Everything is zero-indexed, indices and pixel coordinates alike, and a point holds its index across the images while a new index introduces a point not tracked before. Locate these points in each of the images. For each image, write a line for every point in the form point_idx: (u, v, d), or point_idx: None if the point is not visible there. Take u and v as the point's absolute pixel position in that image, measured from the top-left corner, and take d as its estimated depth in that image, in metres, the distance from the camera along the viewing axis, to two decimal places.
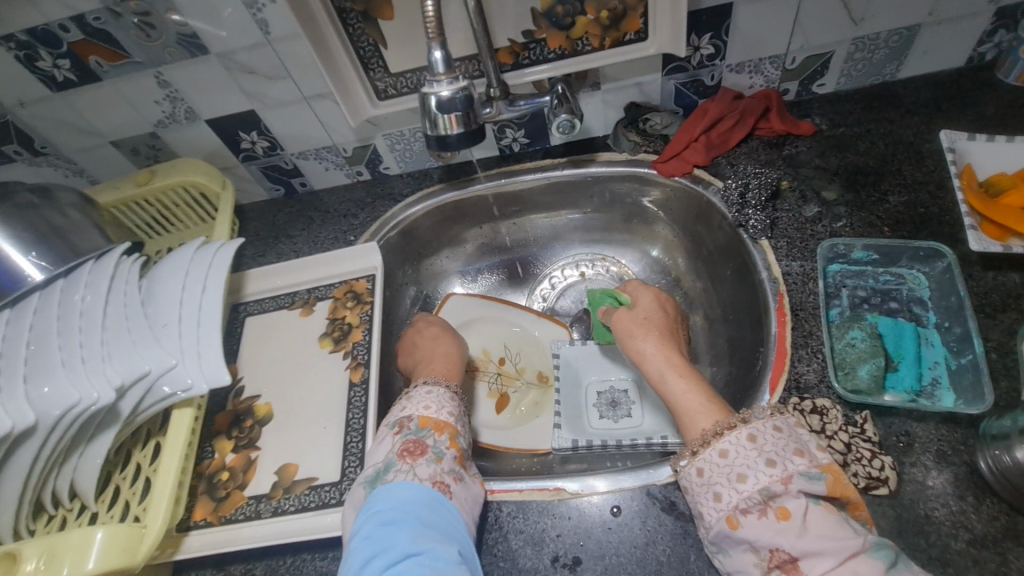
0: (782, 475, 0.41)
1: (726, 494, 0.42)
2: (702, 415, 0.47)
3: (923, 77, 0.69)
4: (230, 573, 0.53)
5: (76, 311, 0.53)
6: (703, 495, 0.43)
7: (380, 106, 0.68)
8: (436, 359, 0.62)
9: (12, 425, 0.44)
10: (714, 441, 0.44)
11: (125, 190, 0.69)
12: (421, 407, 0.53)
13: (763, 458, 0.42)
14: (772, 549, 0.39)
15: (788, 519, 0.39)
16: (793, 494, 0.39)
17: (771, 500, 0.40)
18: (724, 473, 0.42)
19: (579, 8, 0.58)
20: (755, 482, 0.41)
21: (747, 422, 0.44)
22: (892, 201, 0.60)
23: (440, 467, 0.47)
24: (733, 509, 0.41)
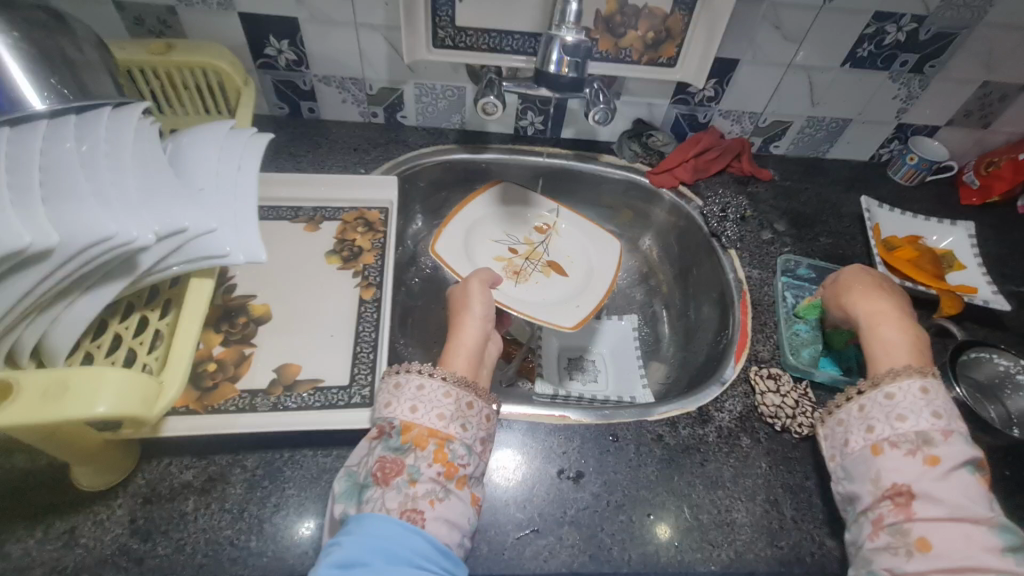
0: (942, 428, 0.46)
1: (882, 428, 0.48)
2: (905, 357, 0.52)
3: (842, 160, 0.91)
4: (215, 462, 0.50)
5: (97, 149, 0.48)
6: (855, 423, 0.50)
7: (434, 54, 0.71)
8: (455, 346, 0.57)
9: (34, 243, 0.39)
10: (882, 382, 0.50)
11: (134, 54, 0.63)
12: (405, 411, 0.49)
13: (929, 409, 0.47)
14: (896, 482, 0.45)
15: (933, 465, 0.44)
16: (947, 445, 0.45)
17: (925, 445, 0.46)
18: (885, 410, 0.49)
19: (634, 23, 0.69)
20: (912, 423, 0.47)
21: (924, 375, 0.50)
22: (822, 241, 0.78)
23: (412, 492, 0.45)
24: (881, 440, 0.47)
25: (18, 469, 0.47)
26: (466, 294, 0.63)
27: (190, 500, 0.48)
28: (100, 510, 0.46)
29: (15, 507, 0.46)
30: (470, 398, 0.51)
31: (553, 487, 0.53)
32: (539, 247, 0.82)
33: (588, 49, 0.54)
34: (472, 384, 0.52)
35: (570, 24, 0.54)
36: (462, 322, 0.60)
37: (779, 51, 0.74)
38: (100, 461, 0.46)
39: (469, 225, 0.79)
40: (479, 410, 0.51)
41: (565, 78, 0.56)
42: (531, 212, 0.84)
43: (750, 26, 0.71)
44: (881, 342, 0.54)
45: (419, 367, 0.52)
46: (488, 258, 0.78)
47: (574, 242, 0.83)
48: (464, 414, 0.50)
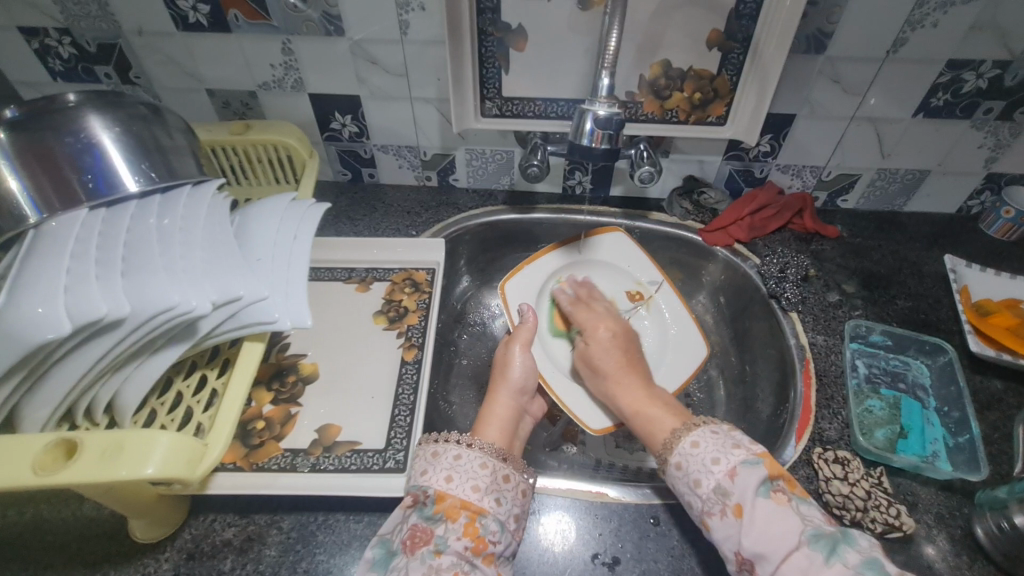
0: (728, 470, 0.46)
1: (695, 503, 0.47)
2: (666, 421, 0.56)
3: (923, 214, 0.84)
4: (254, 521, 0.52)
5: (172, 226, 0.53)
6: (685, 489, 0.48)
7: (481, 122, 0.74)
8: (486, 416, 0.58)
9: (108, 314, 0.44)
10: (681, 437, 0.50)
11: (218, 134, 0.72)
12: (440, 480, 0.48)
13: (709, 458, 0.48)
14: (736, 551, 0.44)
15: (740, 515, 0.44)
16: (740, 487, 0.45)
17: (727, 499, 0.45)
18: (699, 462, 0.48)
19: (679, 84, 0.69)
20: (708, 485, 0.47)
21: (698, 429, 0.51)
22: (899, 303, 0.71)
23: (437, 563, 0.44)
24: (702, 514, 0.46)
25: (86, 516, 0.51)
26: (506, 360, 0.64)
27: (228, 560, 0.50)
28: (149, 563, 0.49)
29: (80, 553, 0.49)
30: (507, 471, 0.51)
31: (586, 574, 0.50)
32: (620, 314, 0.78)
33: (621, 120, 0.55)
34: (506, 456, 0.52)
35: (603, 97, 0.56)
36: (498, 391, 0.61)
37: (840, 104, 0.70)
38: (152, 516, 0.49)
39: (548, 275, 0.78)
40: (515, 483, 0.50)
41: (597, 149, 0.57)
42: (633, 275, 0.80)
43: (806, 82, 0.68)
44: (638, 414, 0.59)
45: (458, 437, 0.51)
46: (554, 312, 0.77)
47: (655, 325, 0.78)
48: (499, 487, 0.49)
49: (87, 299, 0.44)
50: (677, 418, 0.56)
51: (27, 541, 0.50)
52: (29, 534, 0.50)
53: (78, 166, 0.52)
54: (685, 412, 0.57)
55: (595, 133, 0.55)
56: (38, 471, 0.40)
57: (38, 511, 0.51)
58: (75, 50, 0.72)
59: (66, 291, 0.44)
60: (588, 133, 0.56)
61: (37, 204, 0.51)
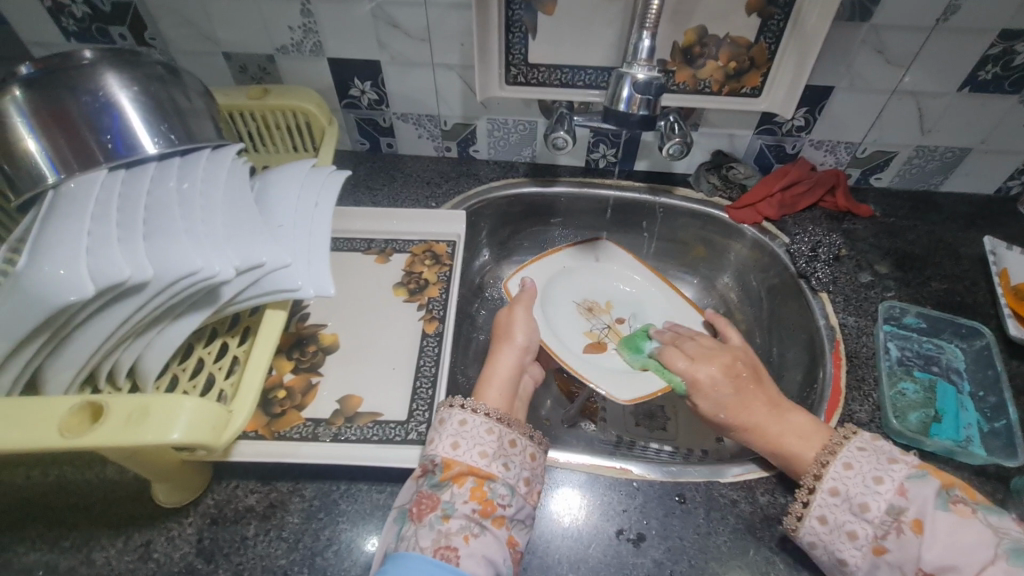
0: (898, 484, 0.43)
1: (859, 529, 0.43)
2: (806, 447, 0.49)
3: (960, 194, 0.81)
4: (276, 489, 0.52)
5: (192, 190, 0.52)
6: (835, 540, 0.44)
7: (506, 90, 0.72)
8: (488, 378, 0.56)
9: (131, 277, 0.43)
10: (831, 458, 0.46)
11: (236, 99, 0.70)
12: (447, 446, 0.48)
13: (870, 477, 0.44)
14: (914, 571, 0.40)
15: (921, 533, 0.40)
16: (917, 502, 0.41)
17: (901, 516, 0.41)
18: (844, 509, 0.44)
19: (714, 52, 0.66)
20: (878, 506, 0.42)
21: (851, 437, 0.47)
22: (933, 286, 0.69)
23: (446, 528, 0.43)
24: (874, 539, 0.42)
25: (110, 480, 0.51)
26: (510, 322, 0.63)
27: (251, 526, 0.49)
28: (172, 527, 0.49)
29: (104, 516, 0.49)
30: (514, 435, 0.49)
31: (610, 549, 0.49)
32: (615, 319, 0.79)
33: (661, 87, 0.53)
34: (510, 418, 0.50)
35: (643, 61, 0.53)
36: (500, 351, 0.60)
37: (881, 76, 0.67)
38: (176, 481, 0.48)
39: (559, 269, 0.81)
40: (523, 447, 0.49)
41: (634, 116, 0.55)
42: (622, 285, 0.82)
43: (847, 51, 0.65)
44: (779, 441, 0.51)
45: (461, 402, 0.50)
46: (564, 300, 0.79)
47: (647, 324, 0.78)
48: (507, 452, 0.49)
49: (110, 261, 0.43)
50: (812, 441, 0.49)
51: (51, 502, 0.50)
52: (53, 496, 0.50)
53: (95, 126, 0.51)
54: (822, 429, 0.50)
55: (633, 100, 0.54)
56: (64, 433, 0.39)
57: (62, 473, 0.51)
58: (90, 10, 0.70)
59: (88, 253, 0.43)
60: (626, 99, 0.54)
61: (55, 164, 0.50)
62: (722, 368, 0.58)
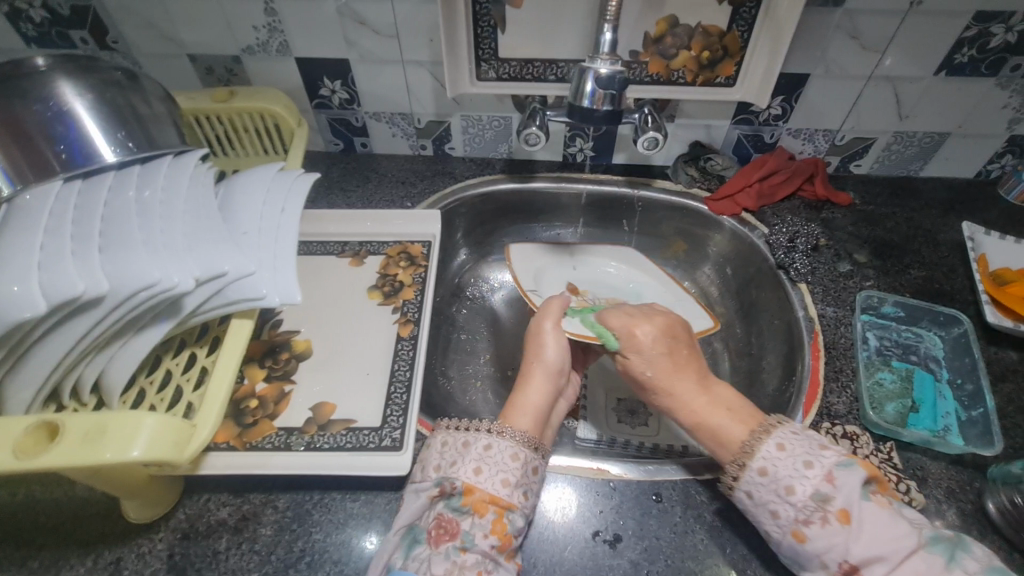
0: (826, 473, 0.41)
1: (784, 513, 0.42)
2: (733, 425, 0.47)
3: (940, 179, 0.80)
4: (249, 501, 0.51)
5: (152, 199, 0.51)
6: (760, 515, 0.44)
7: (478, 86, 0.71)
8: (515, 403, 0.53)
9: (85, 291, 0.42)
10: (756, 446, 0.44)
11: (201, 103, 0.68)
12: (469, 471, 0.46)
13: (800, 460, 0.43)
14: (840, 558, 0.40)
15: (847, 523, 0.40)
16: (841, 491, 0.40)
17: (827, 506, 0.41)
18: (771, 490, 0.43)
19: (687, 42, 0.65)
20: (803, 491, 0.42)
21: (776, 429, 0.45)
22: (912, 273, 0.69)
23: (462, 561, 0.42)
24: (795, 523, 0.41)
25: (79, 497, 0.50)
26: (539, 344, 0.59)
27: (223, 539, 0.49)
28: (143, 543, 0.48)
29: (73, 534, 0.49)
30: (536, 462, 0.49)
31: (587, 552, 0.49)
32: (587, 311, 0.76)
33: (625, 81, 0.52)
34: (539, 446, 0.50)
35: (605, 55, 0.52)
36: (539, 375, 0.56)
37: (857, 63, 0.66)
38: (144, 496, 0.48)
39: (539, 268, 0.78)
40: (542, 476, 0.49)
41: (600, 112, 0.54)
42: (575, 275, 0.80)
43: (822, 38, 0.64)
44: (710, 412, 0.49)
45: (489, 426, 0.49)
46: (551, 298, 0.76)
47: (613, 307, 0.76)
48: (528, 480, 0.48)
49: (63, 276, 0.42)
50: (741, 419, 0.47)
51: (19, 522, 0.49)
52: (21, 515, 0.49)
53: (50, 134, 0.49)
54: (755, 411, 0.48)
55: (598, 95, 0.53)
56: (20, 454, 0.39)
57: (30, 492, 0.51)
58: (47, 14, 0.68)
59: (40, 268, 0.42)
60: (590, 94, 0.53)
61: (8, 173, 0.47)
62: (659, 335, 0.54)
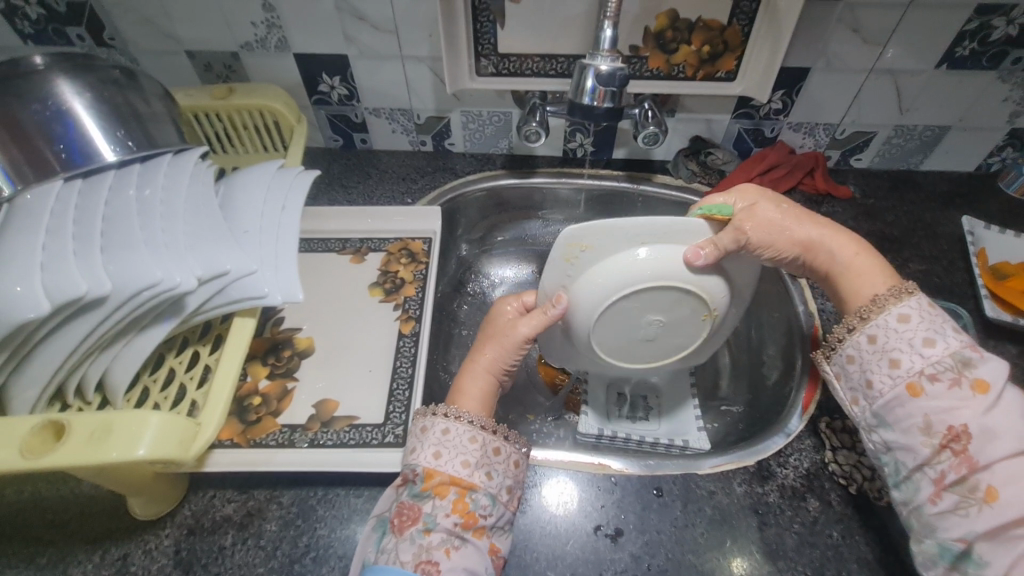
0: (970, 345, 0.45)
1: (914, 360, 0.45)
2: (875, 283, 0.50)
3: (941, 173, 0.80)
4: (253, 497, 0.51)
5: (153, 198, 0.51)
6: (876, 360, 0.47)
7: (477, 81, 0.70)
8: (460, 385, 0.54)
9: (88, 292, 0.42)
10: (891, 305, 0.47)
11: (200, 100, 0.68)
12: (429, 456, 0.47)
13: (947, 326, 0.46)
14: (949, 424, 0.43)
15: (982, 393, 0.42)
16: (986, 368, 0.43)
17: (965, 370, 0.44)
18: (904, 337, 0.46)
19: (687, 36, 0.64)
20: (944, 348, 0.45)
21: (917, 293, 0.48)
22: (912, 267, 0.69)
23: (427, 543, 0.43)
24: (918, 376, 0.45)
25: (86, 494, 0.51)
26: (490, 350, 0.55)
27: (228, 535, 0.49)
28: (149, 539, 0.49)
29: (80, 530, 0.49)
30: (497, 443, 0.49)
31: (588, 545, 0.49)
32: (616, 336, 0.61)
33: (625, 77, 0.52)
34: (492, 423, 0.49)
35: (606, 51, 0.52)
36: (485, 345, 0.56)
37: (858, 56, 0.66)
38: (149, 493, 0.48)
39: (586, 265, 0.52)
40: (507, 455, 0.49)
41: (599, 109, 0.54)
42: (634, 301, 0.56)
43: (822, 31, 0.63)
44: (852, 266, 0.52)
45: (444, 410, 0.49)
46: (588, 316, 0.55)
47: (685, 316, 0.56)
48: (490, 460, 0.48)
49: (66, 276, 0.42)
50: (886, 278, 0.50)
51: (26, 519, 0.50)
52: (28, 512, 0.50)
53: (49, 133, 0.49)
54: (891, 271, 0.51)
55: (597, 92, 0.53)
56: (26, 454, 0.39)
57: (37, 489, 0.51)
58: (44, 11, 0.68)
59: (42, 268, 0.42)
60: (590, 91, 0.54)
61: (8, 173, 0.47)
62: (759, 190, 0.55)
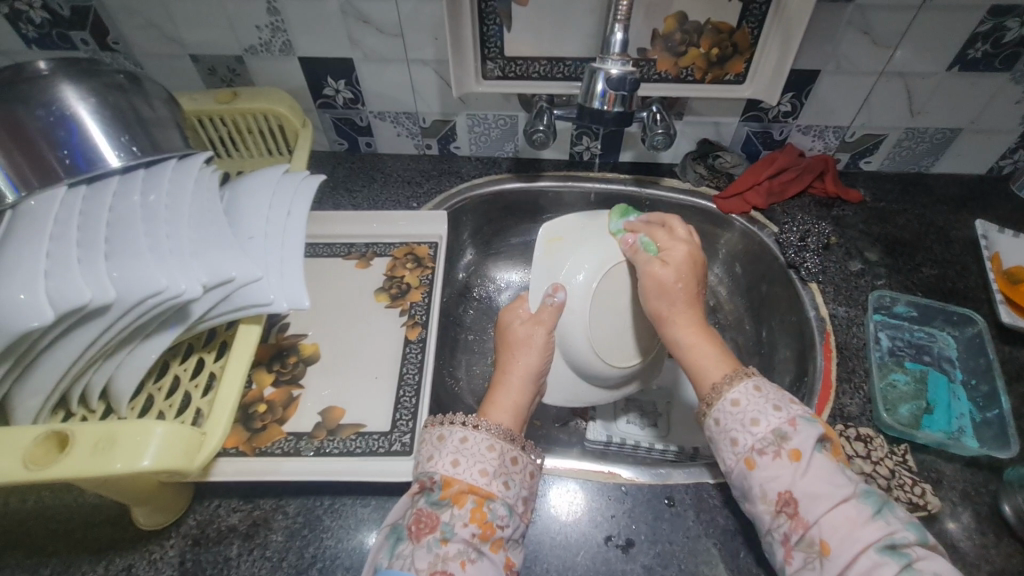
0: (789, 417, 0.44)
1: (743, 439, 0.44)
2: (715, 370, 0.50)
3: (951, 175, 0.79)
4: (259, 506, 0.51)
5: (158, 204, 0.50)
6: (721, 441, 0.46)
7: (483, 85, 0.70)
8: (494, 397, 0.55)
9: (92, 299, 0.42)
10: (727, 390, 0.47)
11: (205, 104, 0.68)
12: (447, 464, 0.47)
13: (771, 405, 0.45)
14: (779, 492, 0.42)
15: (798, 460, 0.42)
16: (801, 433, 0.43)
17: (784, 443, 0.43)
18: (738, 420, 0.46)
19: (696, 39, 0.63)
20: (766, 424, 0.44)
21: (753, 375, 0.47)
22: (924, 272, 0.68)
23: (444, 551, 0.42)
24: (750, 451, 0.44)
25: (89, 504, 0.50)
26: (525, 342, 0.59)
27: (234, 545, 0.49)
28: (154, 549, 0.48)
29: (85, 540, 0.49)
30: (515, 452, 0.49)
31: (599, 556, 0.49)
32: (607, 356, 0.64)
33: (636, 82, 0.51)
34: (518, 437, 0.50)
35: (616, 55, 0.52)
36: (512, 356, 0.58)
37: (869, 58, 0.65)
38: (154, 503, 0.47)
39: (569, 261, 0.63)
40: (524, 467, 0.49)
41: (609, 113, 0.54)
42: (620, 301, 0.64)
43: (833, 34, 0.63)
44: (695, 348, 0.52)
45: (463, 419, 0.49)
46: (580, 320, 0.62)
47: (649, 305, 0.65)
48: (508, 470, 0.48)
49: (70, 284, 0.42)
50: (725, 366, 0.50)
51: (30, 529, 0.49)
52: (32, 522, 0.49)
53: (53, 139, 0.48)
54: (735, 362, 0.50)
55: (607, 95, 0.53)
56: (30, 464, 0.38)
57: (40, 498, 0.50)
58: (49, 15, 0.67)
59: (46, 276, 0.42)
60: (600, 95, 0.53)
61: (12, 178, 0.47)
62: (688, 260, 0.56)
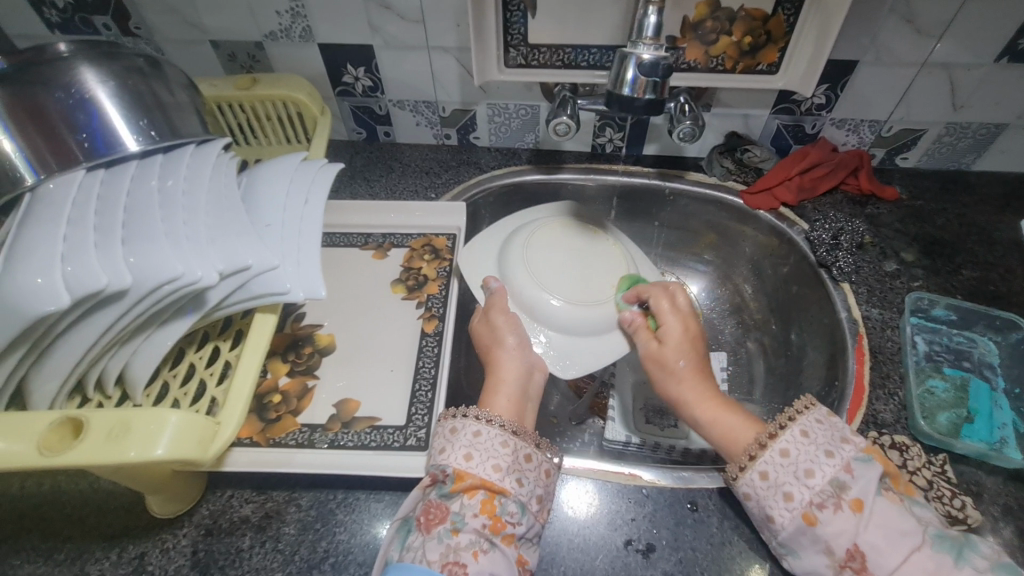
0: (845, 464, 0.42)
1: (797, 492, 0.42)
2: (740, 429, 0.47)
3: (994, 173, 0.76)
4: (272, 498, 0.50)
5: (175, 189, 0.49)
6: (771, 499, 0.43)
7: (505, 73, 0.68)
8: (495, 385, 0.54)
9: (109, 284, 0.41)
10: (771, 442, 0.44)
11: (224, 90, 0.67)
12: (459, 458, 0.45)
13: (822, 450, 0.43)
14: (848, 547, 0.40)
15: (861, 510, 0.40)
16: (859, 481, 0.41)
17: (843, 492, 0.41)
18: (789, 471, 0.43)
19: (728, 26, 0.61)
20: (822, 475, 0.42)
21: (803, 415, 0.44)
22: (964, 274, 0.65)
23: (455, 543, 0.42)
24: (807, 505, 0.41)
25: (103, 490, 0.50)
26: (494, 332, 0.58)
27: (247, 537, 0.48)
28: (167, 538, 0.48)
29: (98, 526, 0.48)
30: (529, 450, 0.47)
31: (618, 560, 0.47)
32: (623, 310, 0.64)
33: (669, 68, 0.49)
34: (526, 432, 0.48)
35: (649, 39, 0.50)
36: (500, 367, 0.55)
37: (911, 48, 0.62)
38: (167, 492, 0.47)
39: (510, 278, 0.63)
40: (538, 464, 0.47)
41: (640, 101, 0.51)
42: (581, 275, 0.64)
43: (874, 22, 0.60)
44: (715, 422, 0.49)
45: (476, 413, 0.48)
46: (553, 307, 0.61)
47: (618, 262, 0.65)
48: (522, 467, 0.46)
49: (86, 269, 0.41)
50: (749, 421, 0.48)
51: (44, 513, 0.49)
52: (47, 506, 0.49)
53: (71, 122, 0.48)
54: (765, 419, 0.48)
55: (639, 82, 0.50)
56: (43, 450, 0.38)
57: (56, 483, 0.50)
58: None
59: (62, 260, 0.41)
60: (631, 82, 0.50)
61: (32, 162, 0.46)
62: (685, 337, 0.56)
